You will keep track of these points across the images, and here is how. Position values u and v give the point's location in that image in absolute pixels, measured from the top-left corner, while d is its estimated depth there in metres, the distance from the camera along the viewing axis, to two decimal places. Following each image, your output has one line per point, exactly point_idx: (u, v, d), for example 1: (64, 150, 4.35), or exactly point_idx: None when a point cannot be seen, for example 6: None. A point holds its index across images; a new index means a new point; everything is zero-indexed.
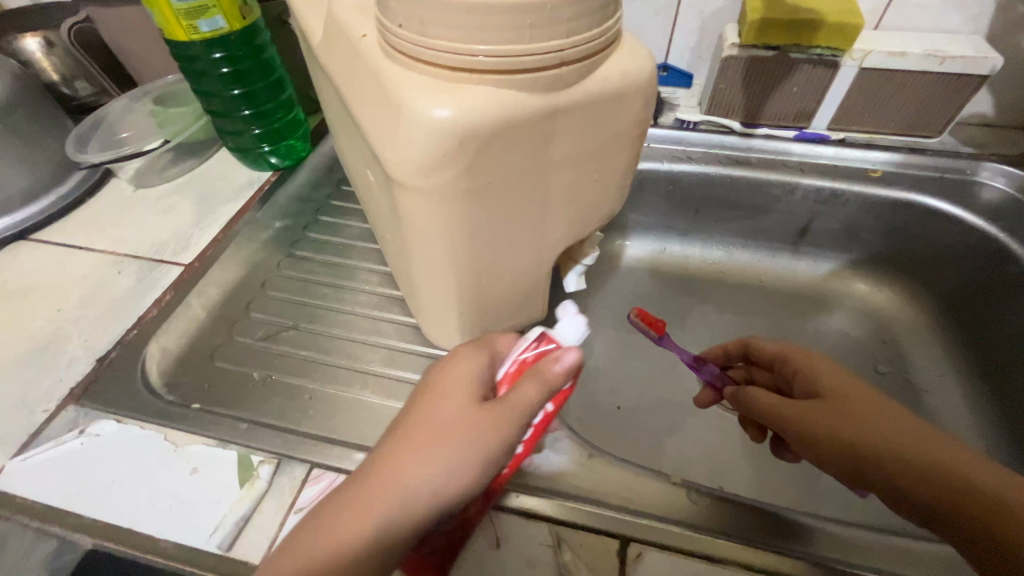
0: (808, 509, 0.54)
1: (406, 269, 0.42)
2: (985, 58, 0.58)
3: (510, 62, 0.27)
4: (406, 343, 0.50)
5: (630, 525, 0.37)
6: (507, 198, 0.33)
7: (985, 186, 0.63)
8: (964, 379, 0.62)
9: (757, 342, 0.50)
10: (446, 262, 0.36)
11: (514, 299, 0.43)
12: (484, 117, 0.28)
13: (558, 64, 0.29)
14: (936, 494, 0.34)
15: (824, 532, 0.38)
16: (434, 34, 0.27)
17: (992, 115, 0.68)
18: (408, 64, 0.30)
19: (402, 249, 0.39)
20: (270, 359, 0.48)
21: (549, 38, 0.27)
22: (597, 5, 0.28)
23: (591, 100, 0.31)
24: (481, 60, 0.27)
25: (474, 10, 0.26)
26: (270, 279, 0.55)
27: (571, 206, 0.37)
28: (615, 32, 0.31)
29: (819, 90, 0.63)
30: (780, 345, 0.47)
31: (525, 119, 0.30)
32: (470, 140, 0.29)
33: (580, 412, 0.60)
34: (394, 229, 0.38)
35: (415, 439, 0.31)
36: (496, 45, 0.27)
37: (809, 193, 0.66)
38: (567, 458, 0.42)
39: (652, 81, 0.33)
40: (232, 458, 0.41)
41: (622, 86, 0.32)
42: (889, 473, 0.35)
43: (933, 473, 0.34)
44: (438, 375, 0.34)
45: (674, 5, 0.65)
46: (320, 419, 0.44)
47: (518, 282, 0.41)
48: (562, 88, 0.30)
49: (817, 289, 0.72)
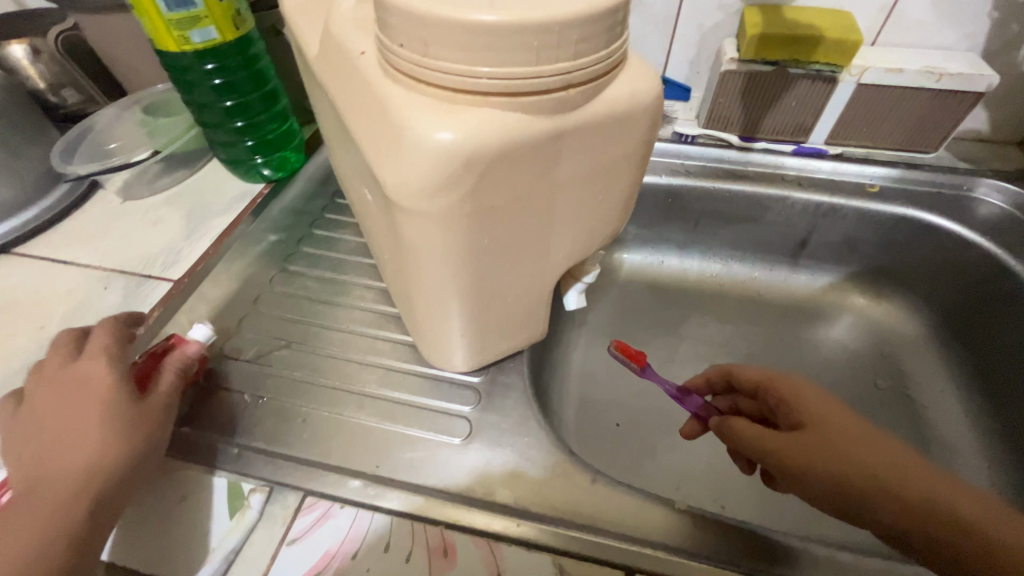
0: (810, 529, 0.53)
1: (404, 291, 0.41)
2: (981, 76, 0.58)
3: (517, 85, 0.27)
4: (403, 361, 0.48)
5: (633, 555, 0.36)
6: (513, 219, 0.32)
7: (982, 202, 0.63)
8: (964, 394, 0.62)
9: (739, 369, 0.48)
10: (448, 284, 0.35)
11: (515, 319, 0.42)
12: (488, 140, 0.28)
13: (565, 86, 0.28)
14: (938, 525, 0.33)
15: (833, 561, 0.37)
16: (437, 54, 0.26)
17: (987, 131, 0.68)
18: (410, 85, 0.29)
19: (400, 268, 0.38)
20: (262, 381, 0.47)
21: (556, 60, 0.26)
22: (607, 25, 0.27)
23: (597, 122, 0.30)
24: (485, 82, 0.26)
25: (479, 31, 0.25)
26: (262, 296, 0.54)
27: (577, 224, 0.36)
28: (622, 53, 0.30)
29: (817, 104, 0.63)
30: (761, 372, 0.45)
31: (529, 142, 0.29)
32: (474, 164, 0.28)
33: (579, 430, 0.59)
34: (392, 249, 0.37)
35: (66, 415, 0.36)
36: (501, 67, 0.26)
37: (807, 207, 0.66)
38: (569, 484, 0.40)
39: (659, 100, 0.32)
40: (222, 485, 0.39)
41: (629, 107, 0.31)
42: (891, 503, 0.35)
43: (936, 502, 0.34)
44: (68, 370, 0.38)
45: (672, 18, 0.65)
46: (314, 443, 0.42)
47: (519, 302, 0.40)
48: (568, 110, 0.29)
49: (815, 302, 0.72)
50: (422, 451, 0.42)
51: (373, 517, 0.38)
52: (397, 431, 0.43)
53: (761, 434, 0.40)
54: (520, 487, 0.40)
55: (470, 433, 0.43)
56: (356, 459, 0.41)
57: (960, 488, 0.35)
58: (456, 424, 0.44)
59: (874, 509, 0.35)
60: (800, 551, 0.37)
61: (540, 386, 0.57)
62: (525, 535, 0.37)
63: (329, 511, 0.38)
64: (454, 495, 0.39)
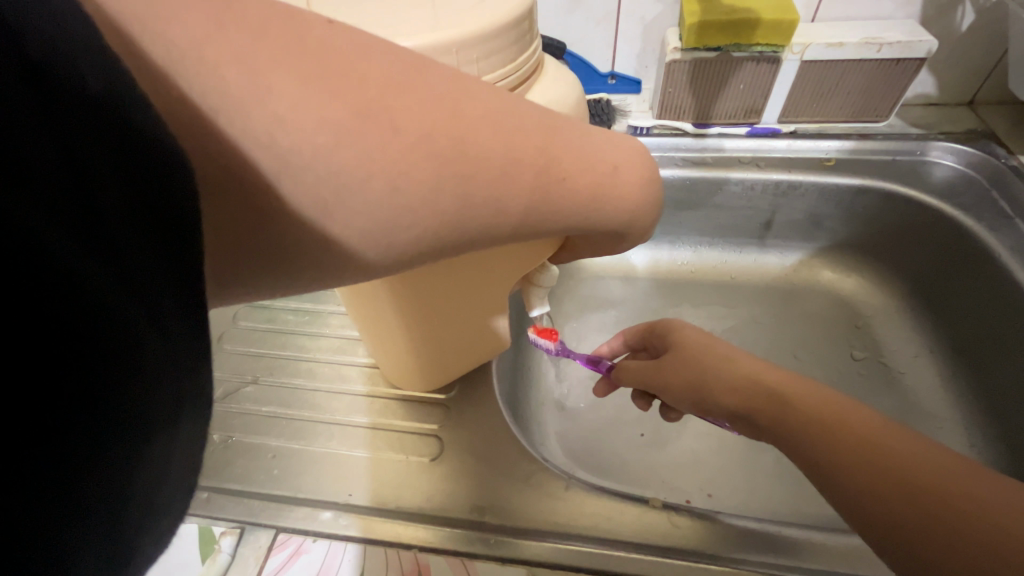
0: (795, 508, 0.53)
1: (375, 334, 0.43)
2: (921, 42, 0.59)
3: (504, 161, 0.24)
4: (373, 385, 0.48)
5: (606, 559, 0.37)
6: (454, 263, 0.36)
7: (936, 165, 0.63)
8: (938, 359, 0.62)
9: (632, 330, 0.49)
10: (404, 316, 0.38)
11: (491, 337, 0.45)
12: (443, 237, 0.24)
13: (575, 170, 0.26)
14: (911, 507, 0.29)
15: (809, 542, 0.37)
16: (427, 110, 0.22)
17: (935, 94, 0.69)
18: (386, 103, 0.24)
19: (374, 300, 0.38)
20: (231, 420, 0.46)
21: (551, 148, 0.25)
22: (598, 146, 0.27)
23: (593, 214, 0.28)
24: (470, 160, 0.23)
25: (457, 114, 0.23)
26: (227, 333, 0.53)
27: (535, 262, 0.38)
28: (625, 159, 0.29)
29: (764, 86, 0.64)
30: (646, 324, 0.46)
31: (494, 238, 0.26)
32: (431, 255, 0.25)
33: (560, 435, 0.59)
34: (377, 287, 0.36)
35: (343, 129, 0.20)
36: (478, 151, 0.23)
37: (767, 187, 0.66)
38: (543, 492, 0.40)
39: (655, 205, 0.31)
40: (192, 531, 0.39)
41: (629, 208, 0.29)
42: (856, 490, 0.31)
43: (907, 483, 0.30)
44: (515, 149, 0.24)
45: (613, 13, 0.65)
46: (286, 478, 0.42)
47: (470, 334, 0.43)
48: (556, 201, 0.26)
49: (787, 280, 0.72)
50: (394, 474, 0.42)
51: (346, 549, 0.37)
52: (369, 456, 0.43)
53: (679, 363, 0.41)
54: (497, 503, 0.40)
55: (440, 452, 0.43)
56: (329, 489, 0.41)
57: (929, 456, 0.30)
58: (427, 443, 0.44)
59: (794, 444, 0.35)
60: (777, 536, 0.37)
61: (514, 395, 0.57)
62: (501, 551, 0.37)
63: (303, 546, 0.38)
64: (430, 518, 0.39)
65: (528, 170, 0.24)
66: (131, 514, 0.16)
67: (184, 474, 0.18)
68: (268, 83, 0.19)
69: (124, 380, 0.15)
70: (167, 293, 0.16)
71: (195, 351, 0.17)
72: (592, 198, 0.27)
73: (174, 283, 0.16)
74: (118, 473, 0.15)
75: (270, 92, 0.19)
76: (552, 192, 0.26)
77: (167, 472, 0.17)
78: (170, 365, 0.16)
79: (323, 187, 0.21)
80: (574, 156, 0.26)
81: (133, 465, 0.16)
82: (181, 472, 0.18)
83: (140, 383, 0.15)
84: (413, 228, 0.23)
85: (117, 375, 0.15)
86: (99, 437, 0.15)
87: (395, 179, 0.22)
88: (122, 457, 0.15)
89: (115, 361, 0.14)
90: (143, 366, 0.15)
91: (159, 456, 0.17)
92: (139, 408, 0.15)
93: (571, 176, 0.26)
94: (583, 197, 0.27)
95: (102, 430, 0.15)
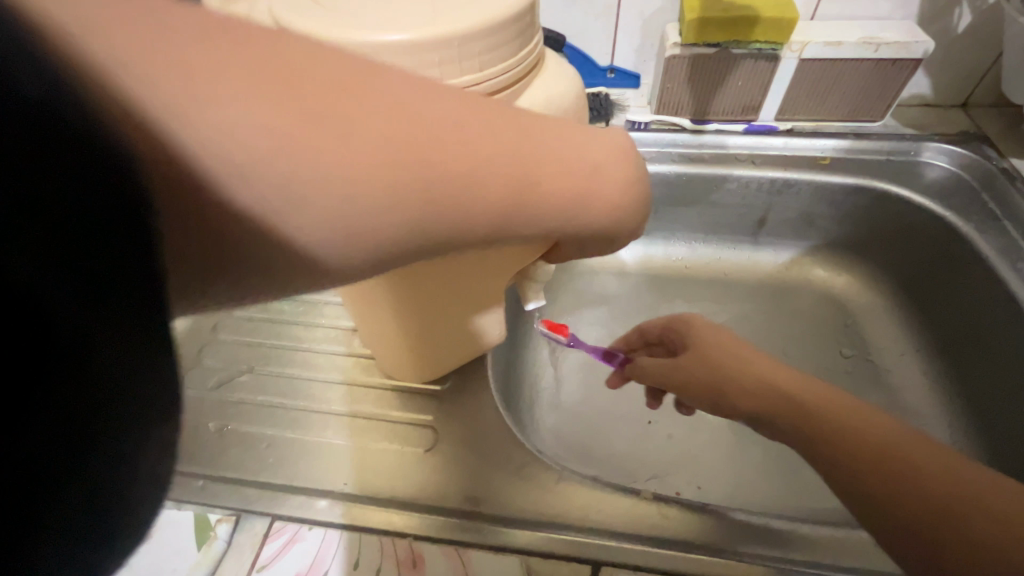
0: (780, 500, 0.55)
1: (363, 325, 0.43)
2: (917, 43, 0.60)
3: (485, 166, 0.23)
4: (368, 375, 0.49)
5: (599, 549, 0.37)
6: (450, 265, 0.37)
7: (928, 165, 0.64)
8: (924, 356, 0.63)
9: (648, 323, 0.49)
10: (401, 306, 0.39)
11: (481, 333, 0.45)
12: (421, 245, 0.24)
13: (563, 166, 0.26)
14: (925, 509, 0.30)
15: (794, 533, 0.38)
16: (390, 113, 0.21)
17: (929, 95, 0.69)
18: None
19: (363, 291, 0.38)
20: (225, 408, 0.47)
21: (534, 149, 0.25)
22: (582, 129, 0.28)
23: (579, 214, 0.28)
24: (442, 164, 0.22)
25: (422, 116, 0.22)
26: (221, 322, 0.53)
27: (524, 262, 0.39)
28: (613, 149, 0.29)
29: (762, 83, 0.64)
30: (667, 317, 0.46)
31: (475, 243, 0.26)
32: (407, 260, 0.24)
33: (552, 427, 0.60)
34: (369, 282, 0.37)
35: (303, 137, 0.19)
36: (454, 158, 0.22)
37: (763, 184, 0.66)
38: (538, 483, 0.41)
39: (645, 202, 0.31)
40: (187, 518, 0.39)
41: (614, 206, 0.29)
42: (873, 493, 0.32)
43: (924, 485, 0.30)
44: (493, 151, 0.24)
45: (614, 7, 0.65)
46: (281, 467, 0.42)
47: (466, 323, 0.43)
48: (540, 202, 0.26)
49: (779, 277, 0.73)
50: (390, 463, 0.42)
51: (341, 537, 0.38)
52: (364, 445, 0.44)
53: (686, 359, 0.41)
54: (490, 495, 0.40)
55: (435, 442, 0.44)
56: (324, 477, 0.42)
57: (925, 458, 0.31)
58: (421, 433, 0.44)
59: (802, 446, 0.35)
60: (763, 527, 0.39)
61: (508, 387, 0.57)
62: (494, 539, 0.38)
63: (299, 533, 0.38)
64: (424, 506, 0.40)
65: (505, 177, 0.24)
66: (102, 507, 0.18)
67: (168, 461, 0.20)
68: (221, 90, 0.18)
69: (83, 384, 0.16)
70: (129, 302, 0.17)
71: (157, 351, 0.18)
72: (574, 198, 0.27)
73: (138, 295, 0.17)
74: (92, 460, 0.17)
75: (216, 96, 0.18)
76: (530, 197, 0.25)
77: (143, 466, 0.19)
78: (133, 369, 0.18)
79: (283, 198, 0.19)
80: (551, 160, 0.25)
81: (112, 448, 0.18)
82: (159, 462, 0.19)
83: (100, 387, 0.17)
84: (382, 235, 0.22)
85: (73, 378, 0.16)
86: (60, 427, 0.16)
87: (359, 186, 0.20)
88: (91, 453, 0.17)
89: (70, 366, 0.16)
90: (102, 374, 0.17)
91: (135, 447, 0.18)
92: (99, 409, 0.17)
93: (547, 180, 0.26)
94: (563, 198, 0.27)
95: (54, 446, 0.16)
